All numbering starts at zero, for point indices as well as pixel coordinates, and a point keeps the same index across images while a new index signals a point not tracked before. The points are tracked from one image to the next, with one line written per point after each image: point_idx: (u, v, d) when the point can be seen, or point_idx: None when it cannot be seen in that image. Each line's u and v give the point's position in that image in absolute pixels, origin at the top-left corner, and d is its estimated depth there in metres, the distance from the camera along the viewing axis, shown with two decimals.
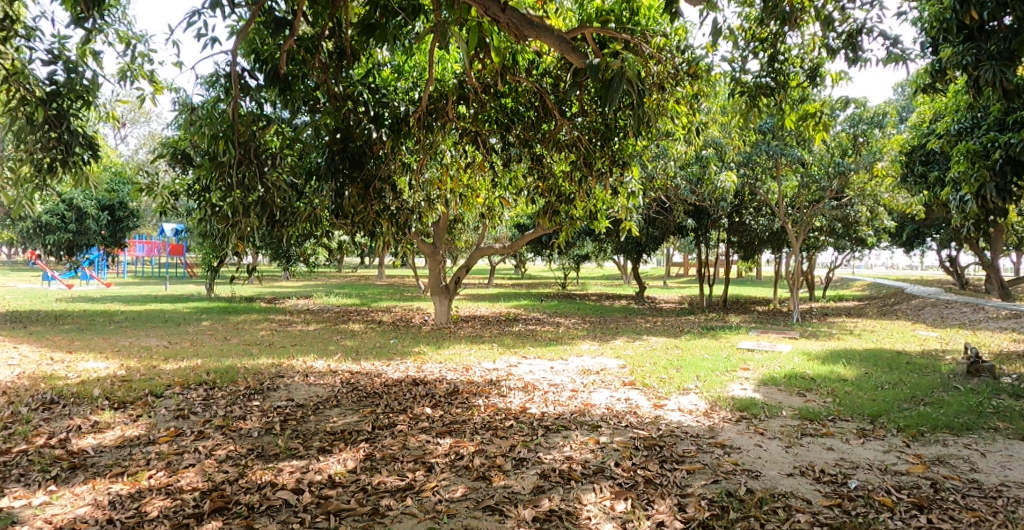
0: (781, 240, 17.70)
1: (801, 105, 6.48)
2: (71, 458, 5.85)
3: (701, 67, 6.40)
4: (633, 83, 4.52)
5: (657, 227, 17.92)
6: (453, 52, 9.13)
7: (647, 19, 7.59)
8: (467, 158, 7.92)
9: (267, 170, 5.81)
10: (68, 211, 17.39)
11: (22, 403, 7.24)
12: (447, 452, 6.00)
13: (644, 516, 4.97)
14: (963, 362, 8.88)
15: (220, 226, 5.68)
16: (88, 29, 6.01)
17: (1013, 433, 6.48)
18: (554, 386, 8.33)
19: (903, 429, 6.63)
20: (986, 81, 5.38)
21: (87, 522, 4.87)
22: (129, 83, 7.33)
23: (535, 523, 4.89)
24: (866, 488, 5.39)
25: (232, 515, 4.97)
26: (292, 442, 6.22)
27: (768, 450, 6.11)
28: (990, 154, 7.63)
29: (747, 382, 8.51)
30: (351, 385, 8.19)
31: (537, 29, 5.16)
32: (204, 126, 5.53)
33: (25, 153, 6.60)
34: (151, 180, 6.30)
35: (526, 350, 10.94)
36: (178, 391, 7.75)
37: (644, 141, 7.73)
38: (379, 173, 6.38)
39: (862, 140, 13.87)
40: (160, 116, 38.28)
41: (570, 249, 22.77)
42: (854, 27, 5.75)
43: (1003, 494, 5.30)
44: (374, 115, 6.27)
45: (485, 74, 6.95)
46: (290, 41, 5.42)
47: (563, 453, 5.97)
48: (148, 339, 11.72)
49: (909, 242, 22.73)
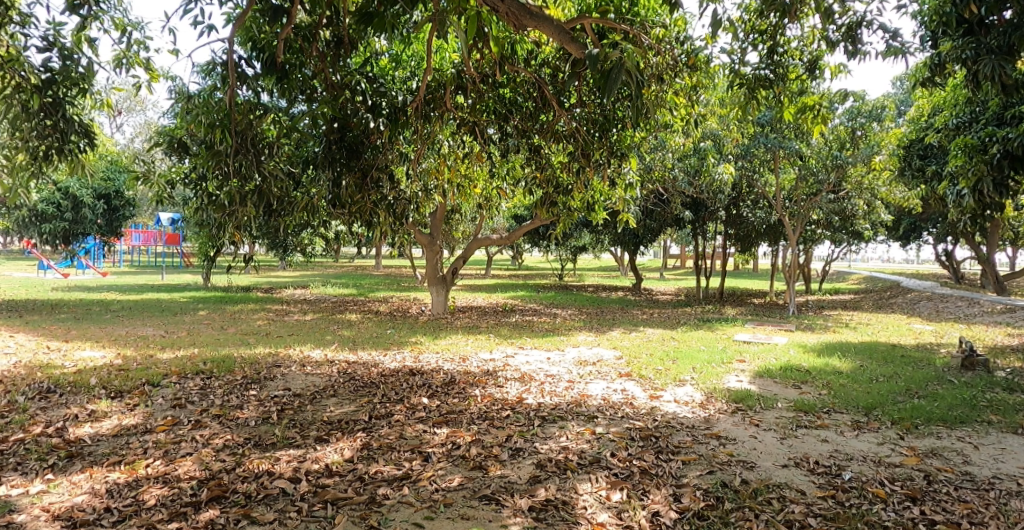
0: (779, 233, 17.70)
1: (800, 98, 6.45)
2: (68, 447, 5.86)
3: (700, 59, 6.48)
4: (633, 75, 4.48)
5: (655, 218, 17.97)
6: (451, 41, 9.02)
7: (647, 10, 7.64)
8: (464, 147, 7.77)
9: (264, 159, 5.84)
10: (64, 200, 17.34)
11: (19, 393, 7.22)
12: (444, 442, 6.03)
13: (640, 506, 5.00)
14: (958, 355, 8.95)
15: (217, 216, 5.65)
16: (82, 15, 5.93)
17: (1005, 426, 6.52)
18: (551, 377, 8.36)
19: (897, 421, 6.66)
20: (986, 75, 5.33)
21: (85, 511, 4.87)
22: (126, 71, 7.25)
23: (532, 512, 4.91)
24: (860, 480, 5.42)
25: (230, 503, 4.99)
26: (290, 431, 6.24)
27: (764, 441, 6.14)
28: (988, 148, 7.49)
29: (742, 374, 8.54)
30: (349, 375, 8.20)
31: (537, 19, 5.19)
32: (200, 114, 5.42)
33: (20, 140, 6.59)
34: (147, 169, 6.24)
35: (523, 342, 10.95)
36: (176, 379, 7.76)
37: (643, 133, 7.68)
38: (376, 163, 6.46)
39: (859, 134, 14.14)
40: (156, 104, 38.01)
41: (566, 240, 22.82)
42: (854, 20, 5.73)
43: (995, 486, 5.34)
44: (371, 104, 6.22)
45: (483, 63, 6.94)
46: (289, 30, 5.38)
47: (560, 444, 6.00)
48: (144, 328, 11.68)
49: (907, 235, 22.73)
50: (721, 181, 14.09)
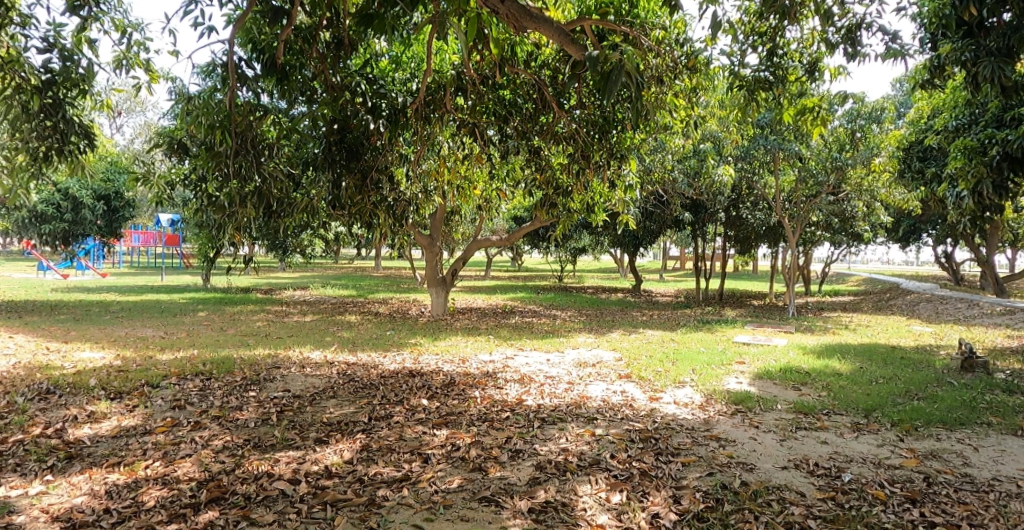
0: (779, 235, 17.56)
1: (800, 100, 6.47)
2: (67, 448, 5.85)
3: (700, 60, 6.37)
4: (633, 77, 4.48)
5: (654, 220, 17.97)
6: (451, 43, 9.05)
7: (647, 12, 7.65)
8: (464, 149, 7.78)
9: (264, 160, 5.83)
10: (63, 201, 17.34)
11: (18, 394, 7.20)
12: (444, 444, 6.02)
13: (640, 508, 5.00)
14: (957, 357, 8.96)
15: (217, 217, 5.65)
16: (83, 16, 5.93)
17: (1005, 428, 6.52)
18: (551, 378, 8.36)
19: (897, 423, 6.67)
20: (985, 77, 5.34)
21: (84, 512, 4.87)
22: (126, 72, 7.25)
23: (531, 514, 4.91)
24: (860, 482, 5.42)
25: (229, 504, 4.98)
26: (289, 433, 6.24)
27: (764, 443, 6.14)
28: (987, 150, 7.50)
29: (743, 375, 8.55)
30: (348, 377, 8.19)
31: (537, 21, 5.19)
32: (200, 115, 5.42)
33: (20, 141, 6.59)
34: (147, 170, 6.22)
35: (523, 342, 10.98)
36: (175, 381, 7.75)
37: (643, 135, 7.69)
38: (376, 164, 6.45)
39: (859, 136, 14.16)
40: (156, 105, 38.00)
41: (566, 241, 22.86)
42: (854, 22, 5.74)
43: (995, 488, 5.34)
44: (371, 105, 6.22)
45: (483, 65, 6.95)
46: (289, 31, 5.38)
47: (560, 445, 5.99)
48: (144, 330, 11.66)
49: (905, 237, 22.80)
50: (721, 182, 14.07)
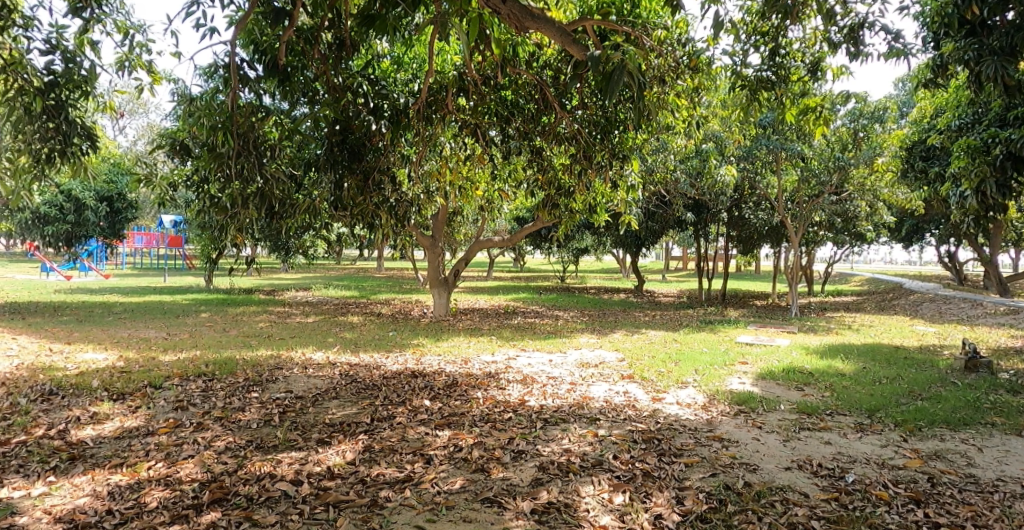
0: (780, 234, 17.75)
1: (801, 100, 6.41)
2: (69, 449, 5.85)
3: (701, 60, 6.36)
4: (634, 76, 4.46)
5: (656, 220, 17.94)
6: (452, 44, 9.07)
7: (648, 12, 7.65)
8: (466, 150, 7.77)
9: (266, 161, 5.80)
10: (67, 202, 17.40)
11: (20, 395, 7.21)
12: (446, 445, 6.01)
13: (643, 508, 4.99)
14: (961, 357, 8.93)
15: (219, 218, 5.63)
16: (85, 18, 5.94)
17: (1009, 429, 6.50)
18: (553, 379, 8.35)
19: (900, 424, 6.64)
20: (988, 76, 5.32)
21: (87, 513, 4.87)
22: (128, 74, 7.25)
23: (534, 515, 4.90)
24: (863, 482, 5.40)
25: (232, 505, 4.98)
26: (292, 434, 6.23)
27: (767, 443, 6.13)
28: (990, 150, 7.48)
29: (745, 375, 8.54)
30: (350, 378, 8.18)
31: (538, 21, 5.19)
32: (202, 116, 5.45)
33: (23, 143, 6.59)
34: (149, 171, 6.20)
35: (525, 343, 10.96)
36: (177, 382, 7.74)
37: (644, 135, 7.68)
38: (378, 165, 6.40)
39: (862, 135, 14.11)
40: (159, 107, 38.15)
41: (568, 242, 22.88)
42: (856, 21, 5.73)
43: (999, 489, 5.31)
44: (374, 107, 6.27)
45: (485, 66, 6.97)
46: (291, 32, 5.38)
47: (562, 446, 5.98)
48: (147, 331, 11.68)
49: (908, 237, 22.84)
50: (722, 182, 14.05)
